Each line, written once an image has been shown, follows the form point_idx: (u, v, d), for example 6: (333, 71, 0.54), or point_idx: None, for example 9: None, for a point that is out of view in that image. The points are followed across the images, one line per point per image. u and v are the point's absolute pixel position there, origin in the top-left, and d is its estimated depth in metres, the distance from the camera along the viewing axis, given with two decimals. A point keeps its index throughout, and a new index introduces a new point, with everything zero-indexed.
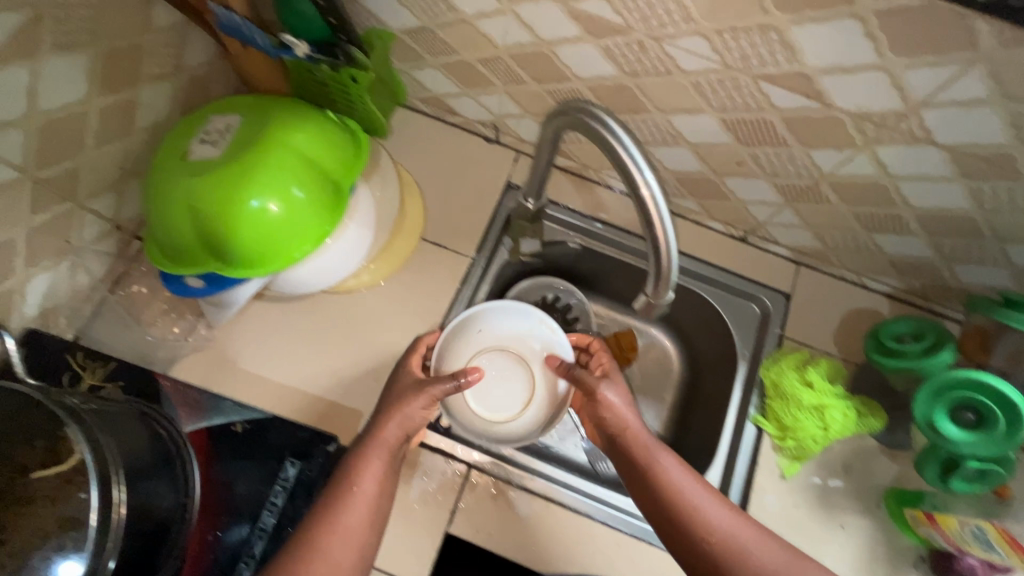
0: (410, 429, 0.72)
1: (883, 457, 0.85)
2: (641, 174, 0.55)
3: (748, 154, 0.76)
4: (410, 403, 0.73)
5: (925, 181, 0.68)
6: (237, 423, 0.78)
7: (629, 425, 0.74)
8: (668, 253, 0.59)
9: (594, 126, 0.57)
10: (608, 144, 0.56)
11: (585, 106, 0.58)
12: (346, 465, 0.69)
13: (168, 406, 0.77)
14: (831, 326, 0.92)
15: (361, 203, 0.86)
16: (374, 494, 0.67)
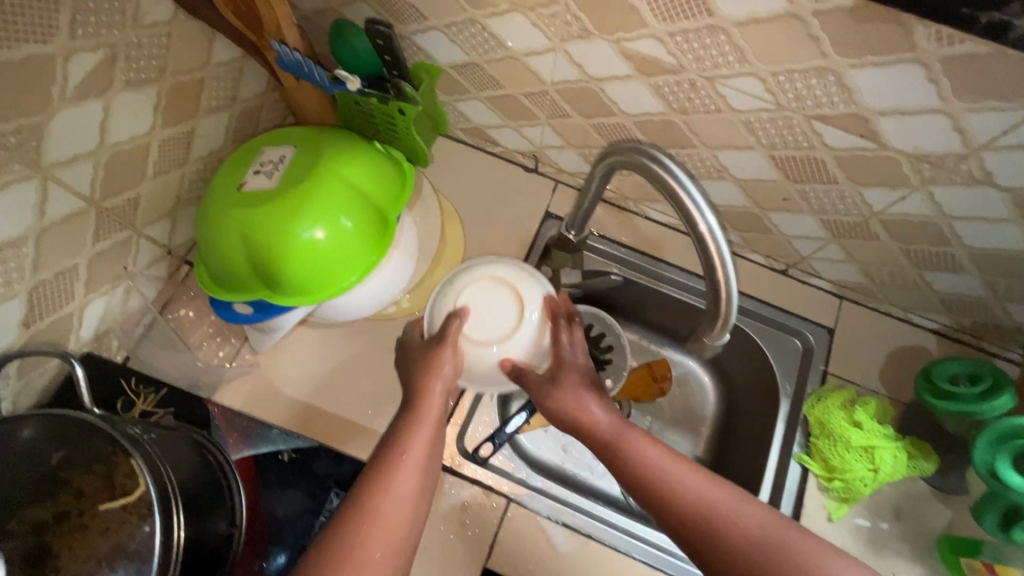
0: (449, 383, 0.73)
1: (934, 500, 0.83)
2: (705, 215, 0.55)
3: (796, 191, 0.76)
4: (443, 359, 0.74)
5: (983, 222, 0.67)
6: (284, 452, 0.79)
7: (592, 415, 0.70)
8: (728, 296, 0.59)
9: (653, 167, 0.57)
10: (665, 183, 0.57)
11: (640, 145, 0.58)
12: (394, 432, 0.69)
13: (218, 436, 0.79)
14: (876, 363, 0.91)
15: (405, 231, 0.87)
16: (424, 456, 0.66)
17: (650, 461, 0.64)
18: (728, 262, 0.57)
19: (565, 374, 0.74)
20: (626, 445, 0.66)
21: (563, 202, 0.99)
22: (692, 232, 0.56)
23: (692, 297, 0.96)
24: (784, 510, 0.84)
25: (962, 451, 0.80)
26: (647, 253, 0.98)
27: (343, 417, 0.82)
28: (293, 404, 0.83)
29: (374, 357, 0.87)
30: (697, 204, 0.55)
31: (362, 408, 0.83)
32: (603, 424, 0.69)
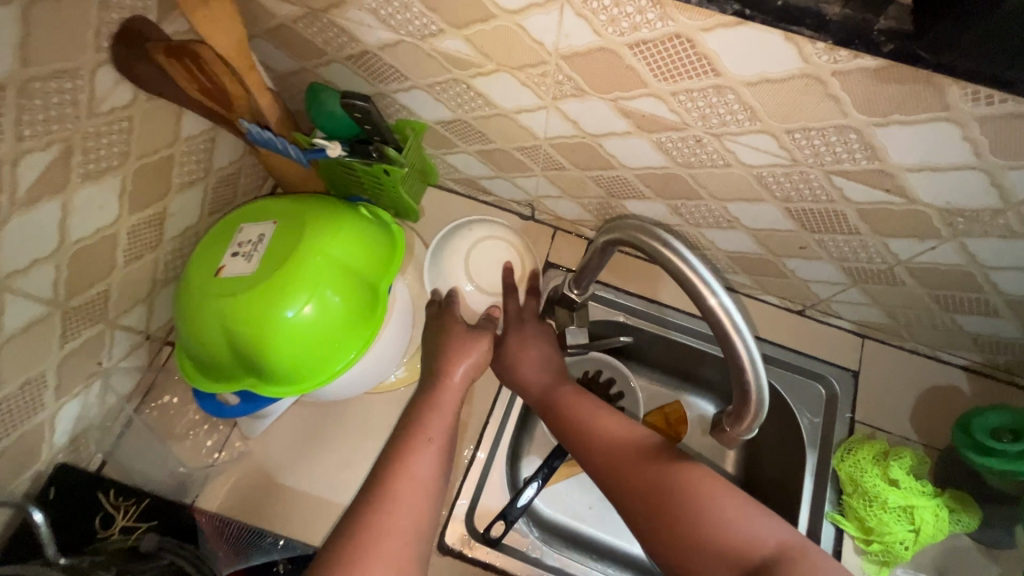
0: (469, 367, 0.76)
1: (979, 555, 0.77)
2: (715, 290, 0.50)
3: (813, 240, 0.71)
4: (463, 336, 0.79)
5: (1020, 271, 0.62)
6: (279, 563, 0.71)
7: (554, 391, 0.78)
8: (754, 372, 0.52)
9: (662, 249, 0.52)
10: (674, 265, 0.52)
11: (643, 224, 0.54)
12: (411, 414, 0.71)
13: (203, 546, 0.70)
14: (905, 406, 0.85)
15: (399, 299, 0.82)
16: (439, 439, 0.67)
17: (579, 412, 0.75)
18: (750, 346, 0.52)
19: (510, 337, 0.83)
20: (563, 398, 0.77)
21: (563, 251, 0.94)
22: (701, 309, 0.51)
23: (704, 343, 0.92)
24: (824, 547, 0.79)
25: (1007, 504, 0.75)
26: (652, 299, 0.94)
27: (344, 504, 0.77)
28: (290, 493, 0.77)
29: (375, 434, 0.81)
30: (706, 280, 0.51)
31: None
32: (541, 382, 0.79)
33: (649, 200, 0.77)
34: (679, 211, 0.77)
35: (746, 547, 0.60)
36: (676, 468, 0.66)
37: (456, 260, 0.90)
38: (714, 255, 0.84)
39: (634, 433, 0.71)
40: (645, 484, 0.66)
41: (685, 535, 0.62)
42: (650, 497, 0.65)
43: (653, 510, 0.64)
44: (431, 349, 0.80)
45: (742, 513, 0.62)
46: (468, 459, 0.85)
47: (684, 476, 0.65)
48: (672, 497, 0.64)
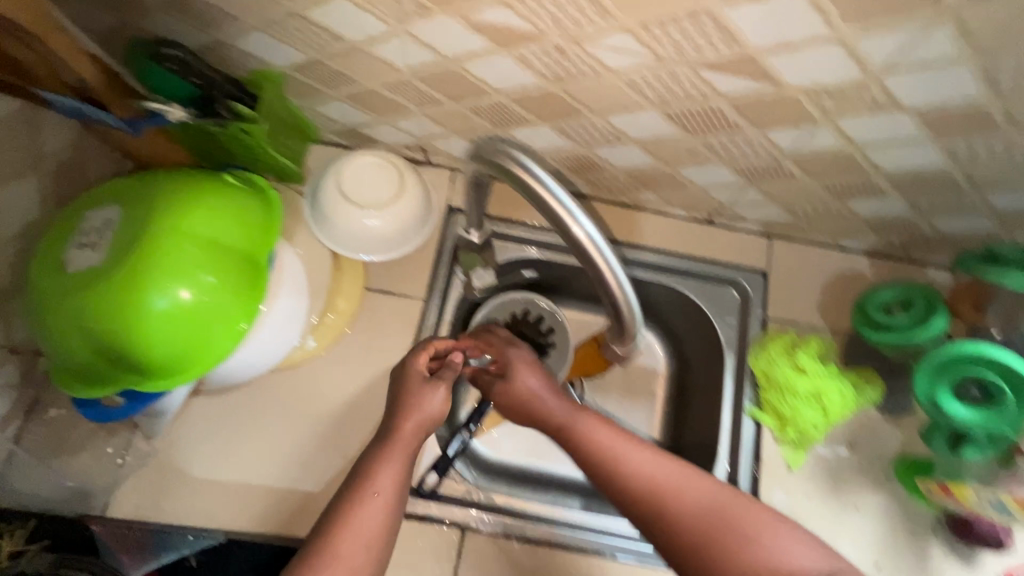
0: (421, 417, 0.67)
1: (887, 424, 0.82)
2: (581, 224, 0.50)
3: (700, 143, 0.69)
4: (418, 383, 0.70)
5: (893, 146, 0.61)
6: (191, 557, 0.71)
7: (568, 418, 0.67)
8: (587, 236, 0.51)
9: (513, 168, 0.50)
10: (531, 187, 0.50)
11: (500, 144, 0.51)
12: (359, 467, 0.64)
13: (107, 555, 0.70)
14: (814, 297, 0.87)
15: (287, 267, 0.77)
16: (390, 490, 0.61)
17: (599, 439, 0.64)
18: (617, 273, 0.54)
19: (509, 364, 0.73)
20: (579, 424, 0.66)
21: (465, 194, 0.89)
22: (567, 240, 0.51)
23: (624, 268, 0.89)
24: (744, 440, 0.82)
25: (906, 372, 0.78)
26: None
27: (268, 486, 0.75)
28: (207, 484, 0.75)
29: (290, 412, 0.79)
30: (574, 217, 0.50)
31: (286, 469, 0.76)
32: (557, 408, 0.68)
33: (534, 125, 0.73)
34: (567, 133, 0.73)
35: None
36: (713, 497, 0.59)
37: (334, 192, 0.79)
38: (613, 174, 0.82)
39: (658, 460, 0.62)
40: (690, 522, 0.57)
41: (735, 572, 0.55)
42: (696, 533, 0.57)
43: (700, 547, 0.56)
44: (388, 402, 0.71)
45: (775, 543, 0.56)
46: None
47: (721, 505, 0.58)
48: (718, 532, 0.57)
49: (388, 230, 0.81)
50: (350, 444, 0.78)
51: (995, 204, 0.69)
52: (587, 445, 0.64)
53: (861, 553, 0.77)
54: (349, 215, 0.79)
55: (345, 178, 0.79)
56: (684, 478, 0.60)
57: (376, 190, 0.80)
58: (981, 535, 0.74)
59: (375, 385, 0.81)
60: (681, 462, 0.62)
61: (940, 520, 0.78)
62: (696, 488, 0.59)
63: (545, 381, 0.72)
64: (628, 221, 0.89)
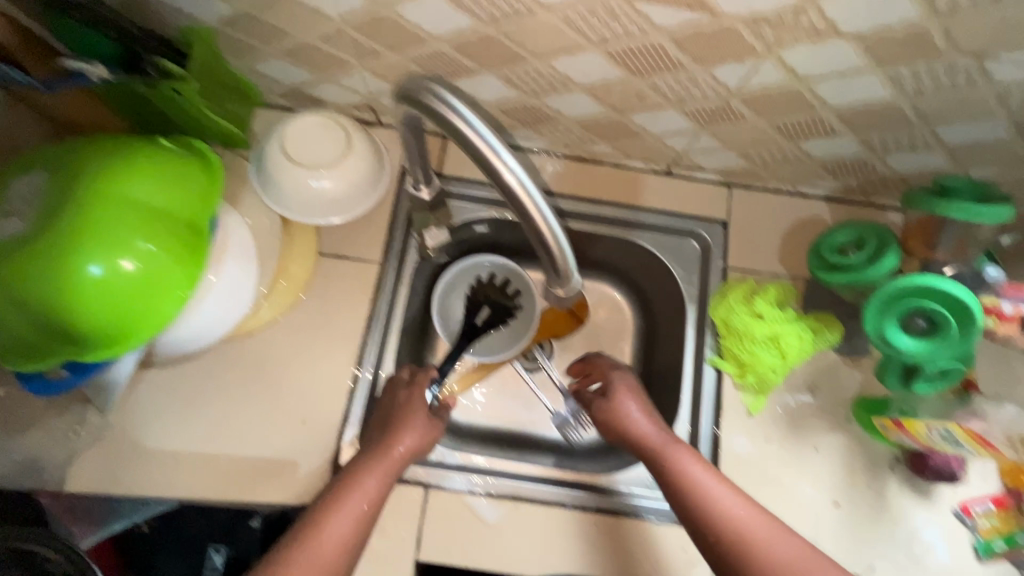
0: (413, 443, 0.71)
1: (846, 367, 0.82)
2: (505, 163, 0.45)
3: (646, 86, 0.67)
4: (412, 410, 0.74)
5: (838, 78, 0.60)
6: (144, 523, 0.71)
7: (671, 453, 0.69)
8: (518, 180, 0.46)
9: (440, 108, 0.46)
10: (454, 127, 0.45)
11: (428, 84, 0.46)
12: (346, 475, 0.67)
13: (57, 526, 0.69)
14: (774, 245, 0.87)
15: (231, 233, 0.75)
16: (367, 501, 0.65)
17: (694, 477, 0.67)
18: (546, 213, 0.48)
19: (615, 387, 0.77)
20: (677, 457, 0.69)
21: None
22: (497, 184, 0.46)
23: (585, 225, 0.89)
24: (705, 389, 0.82)
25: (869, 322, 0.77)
26: None
27: (227, 455, 0.75)
28: (164, 455, 0.74)
29: (247, 380, 0.78)
30: (500, 154, 0.45)
31: (244, 437, 0.76)
32: (657, 436, 0.71)
33: (478, 74, 0.71)
34: (513, 81, 0.71)
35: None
36: (791, 552, 0.61)
37: (278, 153, 0.77)
38: (566, 126, 0.80)
39: (747, 508, 0.64)
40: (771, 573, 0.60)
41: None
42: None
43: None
44: (376, 425, 0.74)
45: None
46: (350, 386, 0.79)
47: (797, 562, 0.60)
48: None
49: (337, 191, 0.78)
50: (309, 410, 0.78)
51: (945, 138, 0.68)
52: (681, 477, 0.67)
53: (820, 492, 0.78)
54: (295, 176, 0.77)
55: (291, 139, 0.77)
56: (771, 531, 0.62)
57: (322, 150, 0.77)
58: (937, 469, 0.75)
59: (333, 350, 0.80)
60: (771, 517, 0.64)
61: (899, 457, 0.79)
62: (784, 547, 0.61)
63: (644, 409, 0.74)
64: (586, 176, 0.88)
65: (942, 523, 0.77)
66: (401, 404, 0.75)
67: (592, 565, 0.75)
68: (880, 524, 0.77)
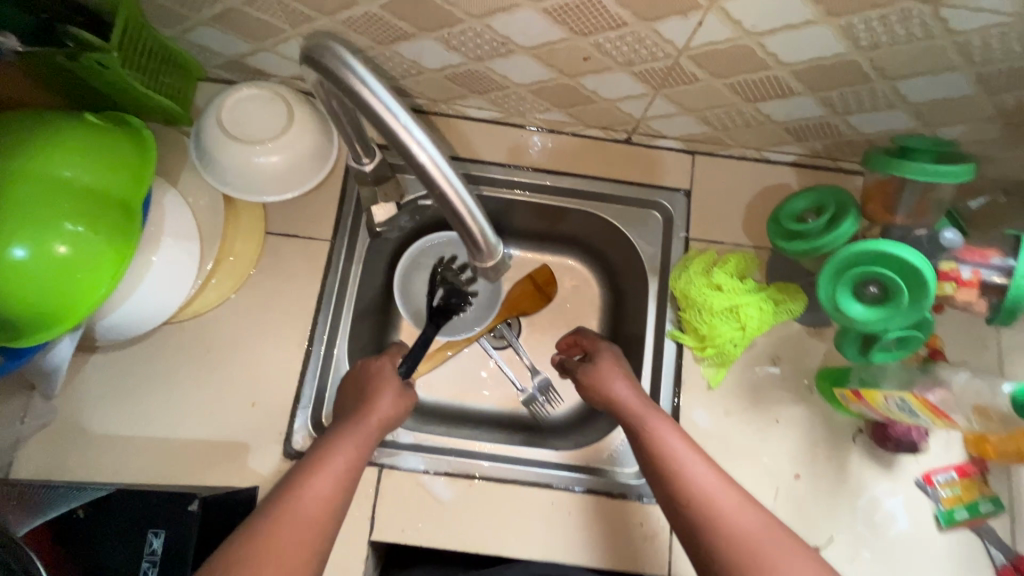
0: (388, 414, 0.70)
1: (809, 338, 0.80)
2: (413, 135, 0.40)
3: (591, 46, 0.63)
4: (385, 377, 0.73)
5: (788, 32, 0.56)
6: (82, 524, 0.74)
7: (654, 426, 0.67)
8: (420, 147, 0.40)
9: (341, 73, 0.40)
10: (352, 90, 0.40)
11: (328, 46, 0.41)
12: (319, 445, 0.65)
13: None
14: (738, 214, 0.84)
15: (170, 213, 0.73)
16: (348, 462, 0.63)
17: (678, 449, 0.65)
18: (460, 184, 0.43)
19: (601, 355, 0.77)
20: (660, 429, 0.67)
21: None
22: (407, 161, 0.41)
23: (545, 198, 0.86)
24: (665, 363, 0.81)
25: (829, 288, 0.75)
26: (473, 159, 0.84)
27: (175, 439, 0.74)
28: (111, 441, 0.73)
29: (194, 364, 0.76)
30: (400, 121, 0.39)
31: (192, 422, 0.74)
32: (641, 408, 0.69)
33: (416, 38, 0.67)
34: (453, 45, 0.67)
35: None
36: (757, 521, 0.60)
37: (215, 127, 0.74)
38: (516, 92, 0.76)
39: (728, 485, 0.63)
40: (733, 539, 0.59)
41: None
42: (737, 549, 0.58)
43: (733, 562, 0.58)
44: (351, 391, 0.73)
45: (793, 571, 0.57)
46: (301, 367, 0.78)
47: (761, 529, 0.60)
48: (752, 550, 0.58)
49: (280, 164, 0.76)
50: (258, 391, 0.76)
51: (907, 95, 0.65)
52: (658, 442, 0.66)
53: (781, 465, 0.77)
54: (235, 150, 0.74)
55: (229, 113, 0.74)
56: (736, 501, 0.61)
57: (262, 122, 0.75)
58: (897, 439, 0.74)
59: (283, 331, 0.78)
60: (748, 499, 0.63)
61: (861, 428, 0.78)
62: (745, 515, 0.60)
63: (631, 382, 0.73)
64: (542, 146, 0.85)
65: (903, 493, 0.76)
66: (376, 372, 0.74)
67: (547, 541, 0.75)
68: (840, 494, 0.76)
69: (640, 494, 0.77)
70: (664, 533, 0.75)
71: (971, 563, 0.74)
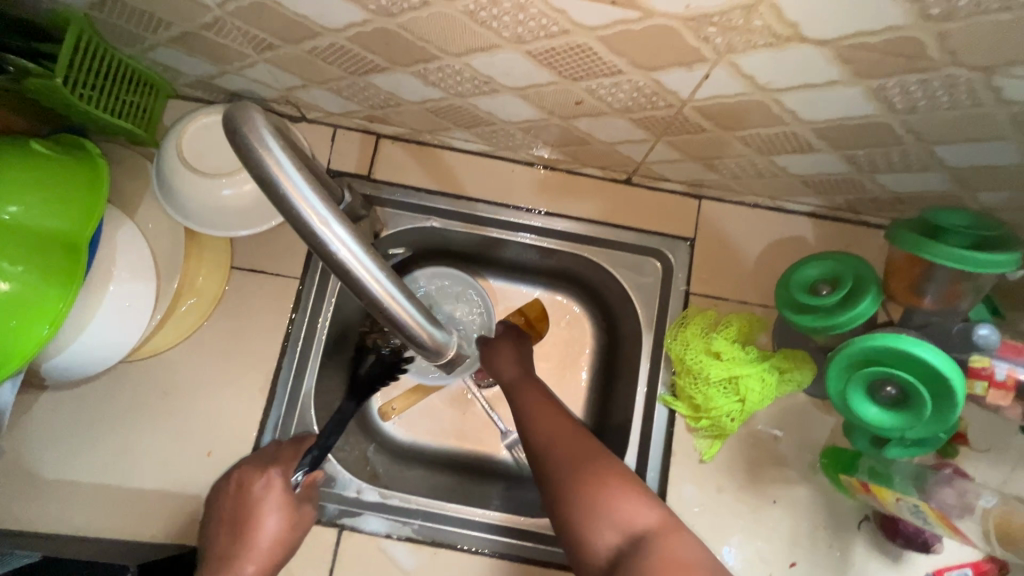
0: (267, 555, 0.66)
1: (815, 411, 0.73)
2: (336, 234, 0.34)
3: (584, 90, 0.56)
4: (263, 509, 0.67)
5: (809, 90, 0.48)
6: None
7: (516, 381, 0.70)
8: (342, 241, 0.34)
9: (258, 151, 0.34)
10: (267, 175, 0.34)
11: (251, 117, 0.35)
12: None
13: None
14: (746, 268, 0.76)
15: (125, 243, 0.68)
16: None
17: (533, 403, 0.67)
18: (395, 284, 0.37)
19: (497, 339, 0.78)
20: (521, 386, 0.69)
21: (345, 154, 0.77)
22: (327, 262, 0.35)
23: (536, 238, 0.79)
24: (655, 430, 0.74)
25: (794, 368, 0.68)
26: (458, 194, 0.78)
27: (122, 487, 0.69)
28: (58, 487, 0.69)
29: (148, 407, 0.72)
30: (323, 220, 0.34)
31: (143, 469, 0.70)
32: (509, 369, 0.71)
33: (391, 71, 0.60)
34: (431, 80, 0.60)
35: (615, 530, 0.55)
36: (590, 448, 0.61)
37: (175, 157, 0.68)
38: (504, 129, 0.69)
39: (570, 427, 0.63)
40: (561, 468, 0.60)
41: (577, 515, 0.57)
42: (562, 473, 0.59)
43: (558, 489, 0.59)
44: (226, 530, 0.67)
45: (617, 496, 0.56)
46: (262, 416, 0.73)
47: (586, 453, 0.60)
48: (576, 470, 0.59)
49: (246, 194, 0.69)
50: (215, 439, 0.71)
51: (947, 160, 0.56)
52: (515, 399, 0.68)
53: (774, 551, 0.70)
54: (196, 182, 0.68)
55: (191, 143, 0.69)
56: (568, 433, 0.63)
57: (227, 150, 0.70)
58: (908, 536, 0.67)
59: (244, 374, 0.73)
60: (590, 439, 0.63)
61: (868, 516, 0.70)
62: (573, 439, 0.62)
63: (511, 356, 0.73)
64: (535, 183, 0.78)
65: None
66: (255, 506, 0.66)
67: None
68: None
69: None
70: None
71: None
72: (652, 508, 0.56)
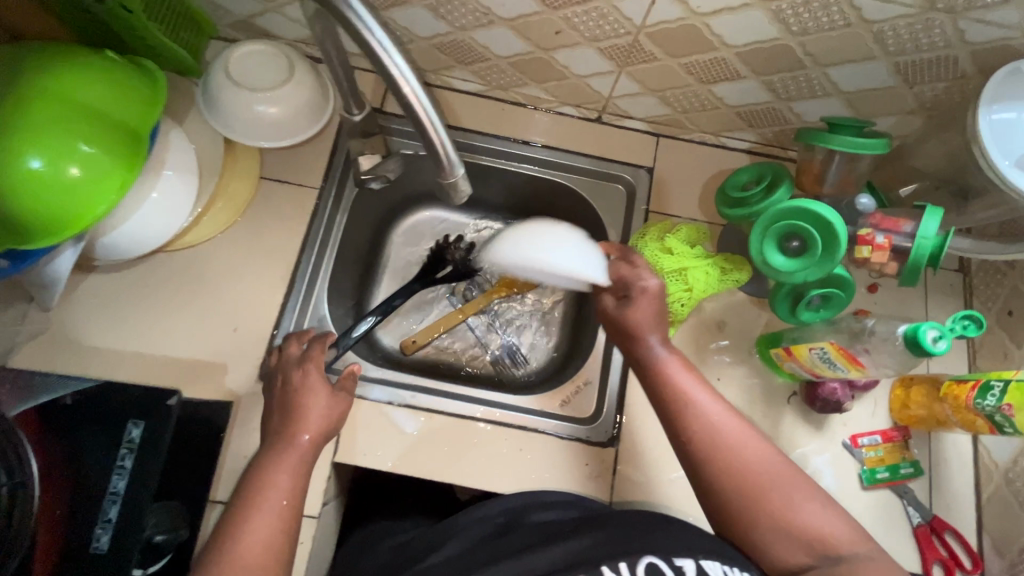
0: (318, 427, 0.69)
1: (752, 307, 0.88)
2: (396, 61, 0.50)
3: (562, 19, 0.72)
4: (309, 392, 0.71)
5: (728, 13, 0.65)
6: (67, 396, 0.66)
7: (665, 359, 0.69)
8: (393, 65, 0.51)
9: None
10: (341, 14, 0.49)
11: None
12: (255, 471, 0.65)
13: None
14: (696, 193, 0.91)
15: (175, 149, 0.79)
16: (285, 493, 0.63)
17: (690, 389, 0.66)
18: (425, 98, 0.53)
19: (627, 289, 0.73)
20: (669, 366, 0.68)
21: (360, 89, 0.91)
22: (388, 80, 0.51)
23: (519, 164, 0.94)
24: None
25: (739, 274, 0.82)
26: (457, 126, 0.92)
27: (157, 356, 0.79)
28: (101, 352, 0.78)
29: (182, 289, 0.82)
30: (392, 56, 0.50)
31: (178, 341, 0.80)
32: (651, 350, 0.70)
33: (408, 5, 0.76)
34: (440, 12, 0.76)
35: (806, 543, 0.59)
36: (771, 458, 0.63)
37: (220, 74, 0.81)
38: (498, 65, 0.85)
39: (746, 428, 0.64)
40: (745, 477, 0.62)
41: (766, 525, 0.60)
42: (741, 484, 0.61)
43: (747, 501, 0.61)
44: (275, 415, 0.70)
45: (804, 504, 0.60)
46: (282, 300, 0.84)
47: (773, 467, 0.62)
48: (773, 489, 0.61)
49: (276, 112, 0.82)
50: (241, 318, 0.82)
51: (839, 83, 0.73)
52: (673, 390, 0.67)
53: None
54: (237, 96, 0.81)
55: (235, 62, 0.82)
56: (741, 433, 0.64)
57: (264, 72, 0.82)
58: (823, 399, 0.80)
59: (267, 266, 0.85)
60: (760, 435, 0.65)
61: (796, 391, 0.84)
62: (756, 448, 0.63)
63: (654, 321, 0.71)
64: (523, 119, 0.93)
65: (831, 452, 0.82)
66: (297, 391, 0.71)
67: (501, 474, 0.80)
68: None
69: (587, 436, 0.83)
70: (604, 475, 0.80)
71: (890, 520, 0.80)
72: (829, 512, 0.60)
